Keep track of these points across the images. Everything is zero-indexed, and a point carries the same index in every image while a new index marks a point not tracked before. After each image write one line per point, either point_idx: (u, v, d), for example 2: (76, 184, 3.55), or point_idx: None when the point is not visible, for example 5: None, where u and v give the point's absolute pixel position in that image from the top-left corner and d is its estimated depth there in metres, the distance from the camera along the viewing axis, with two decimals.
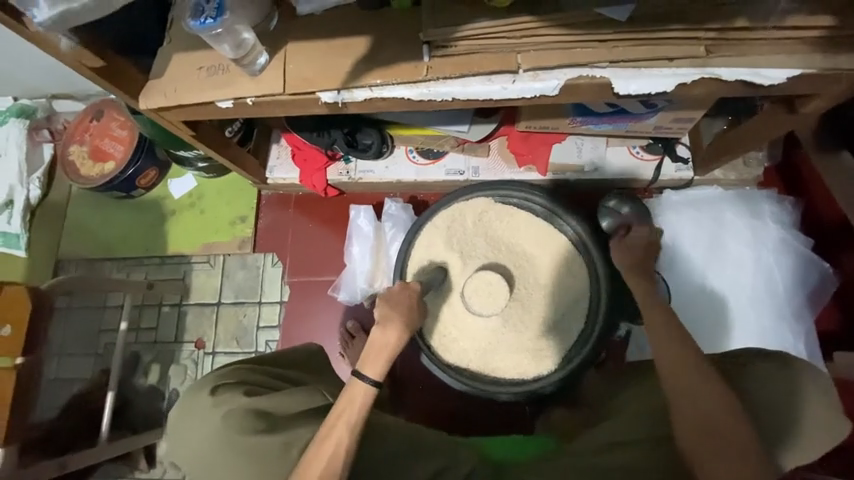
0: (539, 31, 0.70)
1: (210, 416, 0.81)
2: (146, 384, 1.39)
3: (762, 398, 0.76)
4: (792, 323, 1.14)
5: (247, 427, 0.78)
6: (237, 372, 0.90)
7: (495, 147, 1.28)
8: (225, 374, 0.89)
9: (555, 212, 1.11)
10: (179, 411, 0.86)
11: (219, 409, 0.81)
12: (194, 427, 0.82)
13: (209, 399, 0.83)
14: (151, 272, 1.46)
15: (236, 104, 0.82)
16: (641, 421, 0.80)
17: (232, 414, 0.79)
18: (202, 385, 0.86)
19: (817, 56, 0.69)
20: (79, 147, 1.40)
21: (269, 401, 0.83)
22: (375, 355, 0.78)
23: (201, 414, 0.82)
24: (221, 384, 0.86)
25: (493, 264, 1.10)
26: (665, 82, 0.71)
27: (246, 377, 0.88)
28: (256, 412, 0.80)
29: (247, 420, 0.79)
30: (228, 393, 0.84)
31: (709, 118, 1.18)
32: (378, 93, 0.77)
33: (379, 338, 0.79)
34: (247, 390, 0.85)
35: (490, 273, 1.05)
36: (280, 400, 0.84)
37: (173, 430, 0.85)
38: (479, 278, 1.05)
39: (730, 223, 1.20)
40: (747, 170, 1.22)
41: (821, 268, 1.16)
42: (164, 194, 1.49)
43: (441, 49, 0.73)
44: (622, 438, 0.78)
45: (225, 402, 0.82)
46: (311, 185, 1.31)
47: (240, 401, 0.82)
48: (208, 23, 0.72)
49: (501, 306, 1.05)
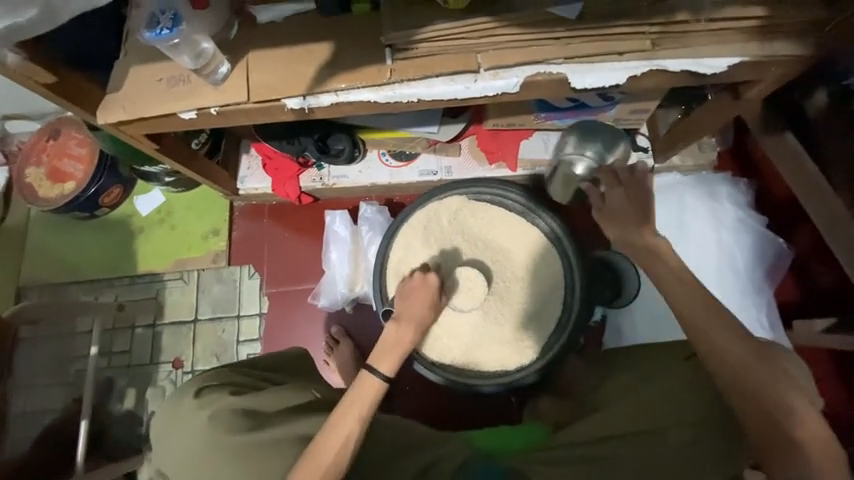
0: (496, 31, 0.72)
1: (194, 418, 0.81)
2: (124, 409, 1.35)
3: None
4: (754, 297, 1.18)
5: (232, 427, 0.78)
6: (221, 375, 0.91)
7: (465, 146, 1.30)
8: (211, 377, 0.90)
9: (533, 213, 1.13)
10: (163, 416, 0.86)
11: (203, 411, 0.81)
12: (179, 431, 0.82)
13: (194, 402, 0.84)
14: (120, 293, 1.44)
15: (199, 115, 0.82)
16: (627, 412, 0.83)
17: (216, 416, 0.80)
18: (185, 391, 0.87)
19: (753, 44, 0.73)
20: (36, 168, 1.39)
21: (252, 400, 0.84)
22: (389, 351, 0.85)
23: (186, 417, 0.82)
24: (206, 386, 0.87)
25: (476, 266, 1.11)
26: (617, 75, 0.74)
27: (230, 380, 0.90)
28: (242, 411, 0.81)
29: (229, 420, 0.79)
30: (213, 395, 0.85)
31: (664, 109, 1.21)
32: (344, 97, 0.78)
33: (394, 334, 0.88)
34: (232, 391, 0.86)
35: (469, 270, 1.08)
36: (262, 398, 0.84)
37: (158, 439, 0.85)
38: (458, 275, 1.08)
39: (692, 207, 1.24)
40: (703, 155, 1.28)
41: (777, 244, 1.22)
42: (130, 212, 1.47)
43: (403, 52, 0.75)
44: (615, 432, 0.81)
45: (209, 404, 0.83)
46: (285, 194, 1.31)
47: (224, 402, 0.83)
48: (164, 34, 0.73)
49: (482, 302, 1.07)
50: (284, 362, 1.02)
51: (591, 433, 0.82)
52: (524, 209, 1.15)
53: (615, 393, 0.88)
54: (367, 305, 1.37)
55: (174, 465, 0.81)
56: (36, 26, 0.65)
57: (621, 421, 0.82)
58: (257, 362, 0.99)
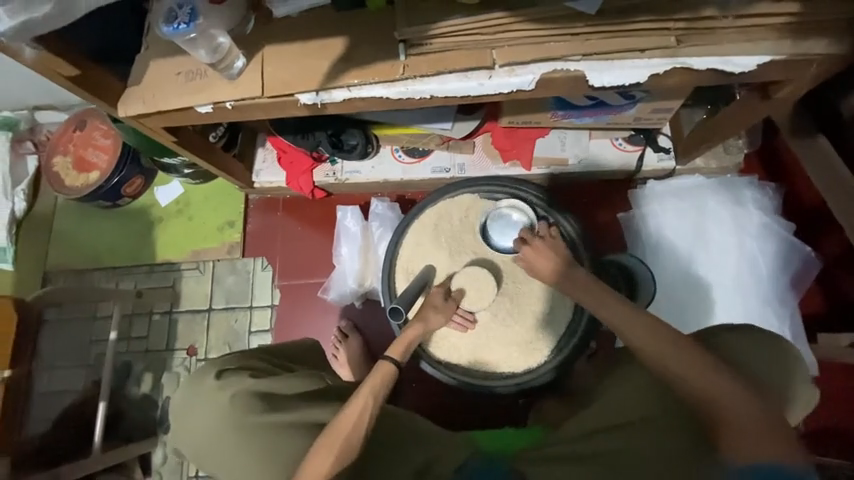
0: (513, 26, 0.71)
1: (217, 400, 0.82)
2: (139, 393, 1.39)
3: (760, 375, 0.76)
4: (777, 307, 1.16)
5: (254, 416, 0.79)
6: (240, 357, 0.90)
7: (479, 143, 1.29)
8: (227, 359, 0.89)
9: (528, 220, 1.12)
10: (184, 392, 0.86)
11: (226, 393, 0.82)
12: (200, 411, 0.82)
13: (214, 382, 0.83)
14: (139, 281, 1.45)
15: (216, 109, 0.82)
16: (621, 400, 0.80)
17: (240, 399, 0.81)
18: (206, 370, 0.87)
19: (786, 42, 0.70)
20: (62, 157, 1.40)
21: (272, 383, 0.84)
22: (401, 343, 0.94)
23: (207, 399, 0.82)
24: (227, 367, 0.86)
25: (482, 264, 1.11)
26: (638, 73, 0.72)
27: (247, 363, 0.89)
28: (263, 400, 0.81)
29: (253, 404, 0.80)
30: (234, 377, 0.84)
31: (689, 108, 1.19)
32: (356, 93, 0.77)
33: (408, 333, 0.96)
34: (252, 373, 0.86)
35: (475, 268, 1.10)
36: (282, 385, 0.84)
37: (177, 418, 0.85)
38: (466, 275, 1.09)
39: (713, 211, 1.22)
40: (728, 157, 1.24)
41: (804, 253, 1.19)
42: (150, 202, 1.49)
43: (417, 47, 0.74)
44: (616, 421, 0.78)
45: (231, 385, 0.83)
46: (298, 188, 1.31)
47: (246, 385, 0.82)
48: (181, 29, 0.73)
49: (488, 303, 1.09)
50: (296, 351, 1.01)
51: (595, 424, 0.80)
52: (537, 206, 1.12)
53: None
54: (375, 302, 1.36)
55: (193, 445, 0.82)
56: (52, 21, 0.64)
57: (610, 409, 0.80)
58: (276, 349, 0.99)
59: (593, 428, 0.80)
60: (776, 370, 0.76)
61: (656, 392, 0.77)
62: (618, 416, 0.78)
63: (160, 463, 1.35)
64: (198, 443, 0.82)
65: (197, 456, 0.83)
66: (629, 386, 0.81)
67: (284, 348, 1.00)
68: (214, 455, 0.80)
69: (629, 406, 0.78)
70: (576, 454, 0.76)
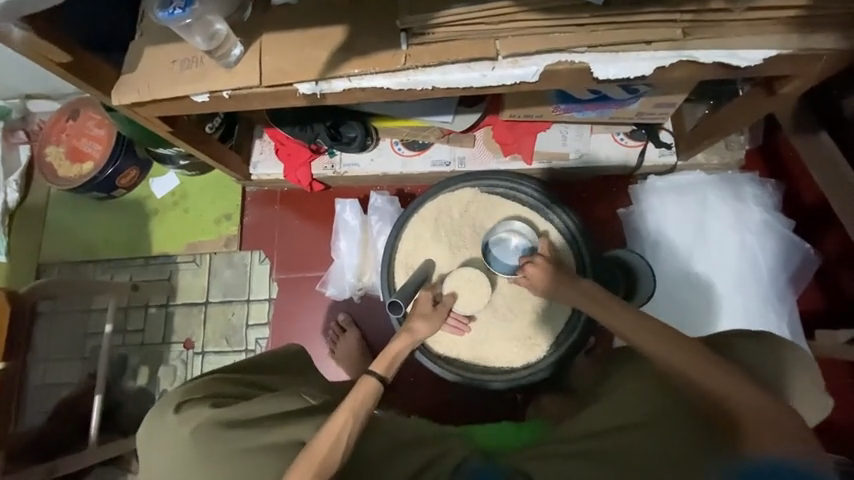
0: (517, 16, 0.69)
1: (180, 435, 0.76)
2: (136, 386, 1.38)
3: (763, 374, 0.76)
4: (776, 305, 1.15)
5: (220, 443, 0.74)
6: (198, 384, 0.85)
7: (480, 137, 1.27)
8: (186, 387, 0.84)
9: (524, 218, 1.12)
10: (143, 431, 0.81)
11: (192, 426, 0.77)
12: (161, 449, 0.77)
13: (175, 417, 0.78)
14: (135, 273, 1.44)
15: (212, 98, 0.81)
16: (624, 402, 0.78)
17: (209, 429, 0.76)
18: (166, 404, 0.82)
19: (793, 36, 0.69)
20: (56, 148, 1.38)
21: (243, 409, 0.79)
22: (387, 356, 0.88)
23: (169, 436, 0.77)
24: (187, 399, 0.81)
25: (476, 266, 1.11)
26: (644, 65, 0.71)
27: (212, 391, 0.84)
28: (227, 426, 0.76)
29: (224, 435, 0.75)
30: (195, 409, 0.79)
31: (692, 103, 1.19)
32: (356, 83, 0.76)
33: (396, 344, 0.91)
34: (215, 401, 0.81)
35: (466, 270, 1.09)
36: (251, 408, 0.79)
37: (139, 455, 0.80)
38: (460, 277, 1.09)
39: (714, 207, 1.21)
40: (730, 154, 1.23)
41: (804, 250, 1.18)
42: (146, 194, 1.47)
43: (418, 37, 0.73)
44: (620, 422, 0.76)
45: (194, 417, 0.78)
46: (296, 180, 1.30)
47: (208, 415, 0.77)
48: (176, 14, 0.71)
49: (485, 303, 1.08)
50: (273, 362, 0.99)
51: (592, 425, 0.79)
52: (538, 202, 1.11)
53: None
54: (374, 297, 1.35)
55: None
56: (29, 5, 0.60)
57: (608, 408, 0.79)
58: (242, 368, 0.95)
59: (592, 431, 0.78)
60: (776, 368, 0.77)
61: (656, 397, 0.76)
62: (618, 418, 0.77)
63: None
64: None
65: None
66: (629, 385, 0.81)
67: (262, 361, 0.99)
68: None
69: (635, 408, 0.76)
70: (571, 451, 0.76)
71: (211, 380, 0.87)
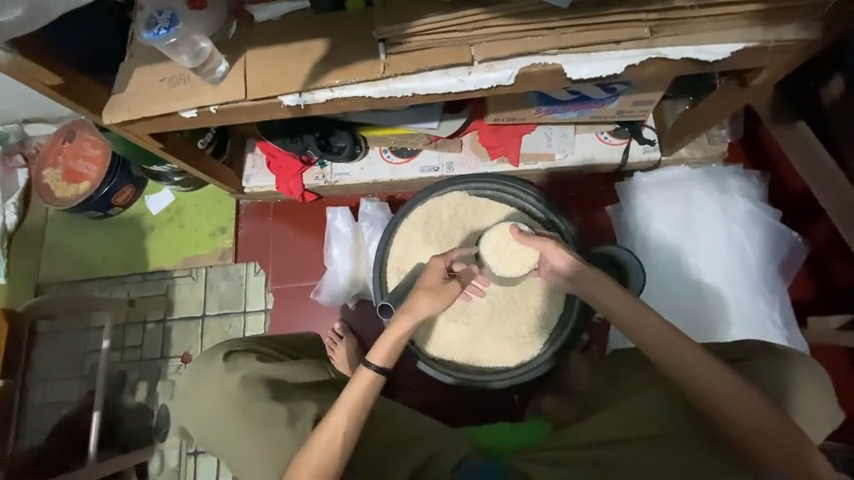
0: (488, 22, 0.71)
1: (223, 379, 0.85)
2: (134, 402, 1.40)
3: (761, 368, 0.77)
4: (766, 294, 1.17)
5: (258, 395, 0.82)
6: (248, 342, 0.96)
7: (466, 142, 1.30)
8: (235, 344, 0.94)
9: (515, 218, 1.14)
10: (190, 377, 0.90)
11: (234, 374, 0.85)
12: (208, 390, 0.86)
13: (222, 363, 0.88)
14: (132, 290, 1.46)
15: (201, 113, 0.83)
16: (634, 412, 0.78)
17: (245, 379, 0.84)
18: (214, 353, 0.91)
19: (758, 29, 0.71)
20: (53, 170, 1.41)
21: (278, 370, 0.88)
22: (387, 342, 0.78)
23: (214, 378, 0.86)
24: (232, 351, 0.91)
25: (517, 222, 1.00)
26: (615, 64, 0.73)
27: (254, 347, 0.94)
28: (267, 380, 0.85)
29: (256, 387, 0.83)
30: (240, 360, 0.89)
31: (671, 100, 1.21)
32: (338, 93, 0.79)
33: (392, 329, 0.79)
34: (259, 357, 0.90)
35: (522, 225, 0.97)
36: (288, 369, 0.88)
37: (185, 396, 0.89)
38: (502, 234, 0.99)
39: (700, 200, 1.24)
40: (712, 148, 1.25)
41: (791, 240, 1.20)
42: (142, 211, 1.49)
43: (395, 46, 0.75)
44: (622, 435, 0.77)
45: (238, 367, 0.87)
46: (288, 191, 1.32)
47: (254, 366, 0.87)
48: (162, 34, 0.74)
49: (522, 271, 0.97)
50: (298, 342, 1.07)
51: (599, 434, 0.78)
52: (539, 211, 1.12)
53: (625, 393, 0.86)
54: (368, 302, 1.37)
55: (196, 425, 0.86)
56: (7, 30, 0.66)
57: (617, 421, 0.79)
58: (285, 341, 1.05)
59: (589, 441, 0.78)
60: (787, 375, 0.76)
61: (655, 403, 0.78)
62: (626, 430, 0.77)
63: (158, 471, 1.36)
64: (202, 421, 0.85)
65: (201, 436, 0.86)
66: (638, 395, 0.81)
67: (286, 339, 1.05)
68: (222, 429, 0.82)
69: (650, 419, 0.76)
70: (570, 459, 0.76)
71: (259, 344, 0.97)
